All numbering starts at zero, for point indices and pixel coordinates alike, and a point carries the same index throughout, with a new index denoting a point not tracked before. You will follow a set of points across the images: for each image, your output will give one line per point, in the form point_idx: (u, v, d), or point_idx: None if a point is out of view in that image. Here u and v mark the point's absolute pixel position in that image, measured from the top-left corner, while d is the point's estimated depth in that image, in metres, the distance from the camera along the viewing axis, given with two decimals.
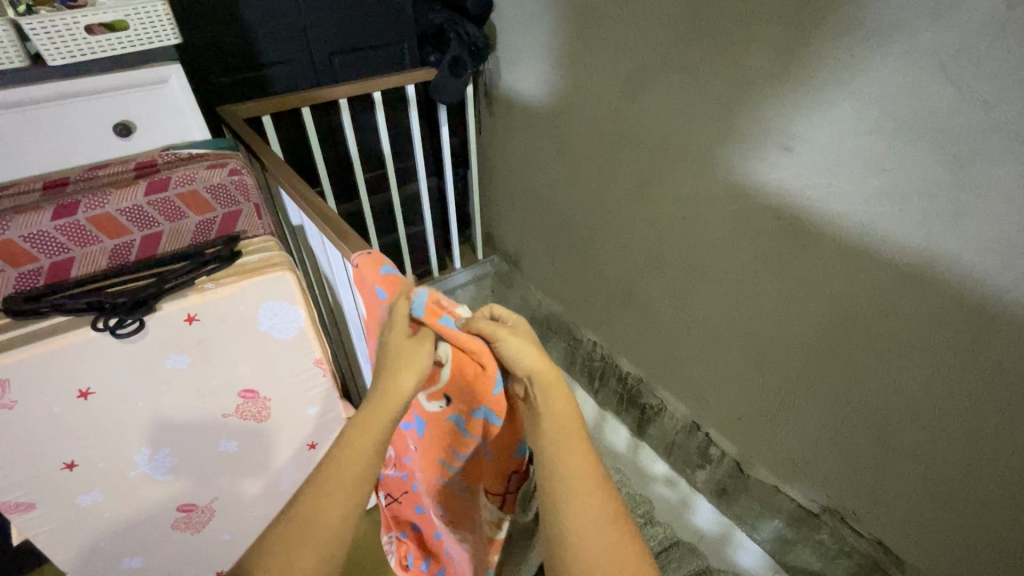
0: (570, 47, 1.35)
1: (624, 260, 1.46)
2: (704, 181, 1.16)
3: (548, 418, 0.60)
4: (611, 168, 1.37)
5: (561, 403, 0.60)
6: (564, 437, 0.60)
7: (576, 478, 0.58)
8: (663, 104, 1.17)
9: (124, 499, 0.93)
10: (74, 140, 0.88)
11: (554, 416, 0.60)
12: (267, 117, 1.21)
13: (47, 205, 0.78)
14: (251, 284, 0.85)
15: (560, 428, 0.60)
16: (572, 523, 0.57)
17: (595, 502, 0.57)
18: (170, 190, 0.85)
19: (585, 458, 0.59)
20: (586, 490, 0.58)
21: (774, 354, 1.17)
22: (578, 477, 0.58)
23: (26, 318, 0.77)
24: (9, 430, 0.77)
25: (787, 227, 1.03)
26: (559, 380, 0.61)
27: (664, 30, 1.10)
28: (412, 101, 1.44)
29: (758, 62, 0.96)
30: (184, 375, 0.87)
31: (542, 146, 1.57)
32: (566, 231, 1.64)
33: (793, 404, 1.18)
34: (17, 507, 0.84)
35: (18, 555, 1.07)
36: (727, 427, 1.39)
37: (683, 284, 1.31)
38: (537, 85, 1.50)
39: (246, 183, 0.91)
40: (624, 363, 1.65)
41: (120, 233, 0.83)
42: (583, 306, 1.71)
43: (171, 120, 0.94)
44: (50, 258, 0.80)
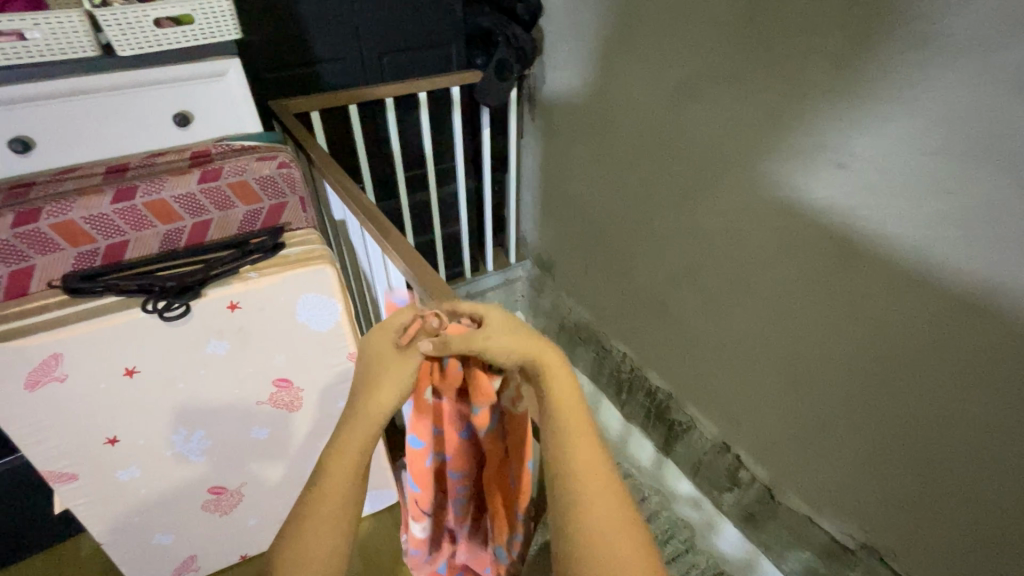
0: (617, 54, 1.33)
1: (660, 272, 1.44)
2: (749, 196, 1.12)
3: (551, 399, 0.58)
4: (651, 177, 1.35)
5: (561, 382, 0.59)
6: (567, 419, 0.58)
7: (585, 467, 0.56)
8: (710, 115, 1.14)
9: (159, 477, 0.95)
10: (135, 128, 0.91)
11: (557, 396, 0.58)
12: (316, 112, 1.24)
13: (108, 189, 0.81)
14: (293, 276, 0.87)
15: (563, 408, 0.58)
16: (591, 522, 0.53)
17: (608, 491, 0.55)
18: (221, 179, 0.87)
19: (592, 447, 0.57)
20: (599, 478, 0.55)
21: (813, 378, 1.13)
22: (590, 464, 0.56)
23: (81, 297, 0.81)
24: (59, 401, 0.81)
25: (837, 247, 0.99)
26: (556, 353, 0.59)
27: (716, 40, 1.08)
28: (456, 102, 1.45)
29: (816, 76, 0.93)
30: (223, 360, 0.89)
31: (583, 153, 1.56)
32: (601, 239, 1.62)
33: (831, 433, 1.13)
34: (61, 476, 0.87)
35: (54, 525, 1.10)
36: (759, 451, 1.34)
37: (720, 300, 1.28)
38: (580, 91, 1.48)
39: (293, 177, 0.93)
40: (654, 377, 1.61)
41: (173, 220, 0.86)
42: (614, 316, 1.69)
43: (227, 113, 0.97)
44: (107, 239, 0.83)
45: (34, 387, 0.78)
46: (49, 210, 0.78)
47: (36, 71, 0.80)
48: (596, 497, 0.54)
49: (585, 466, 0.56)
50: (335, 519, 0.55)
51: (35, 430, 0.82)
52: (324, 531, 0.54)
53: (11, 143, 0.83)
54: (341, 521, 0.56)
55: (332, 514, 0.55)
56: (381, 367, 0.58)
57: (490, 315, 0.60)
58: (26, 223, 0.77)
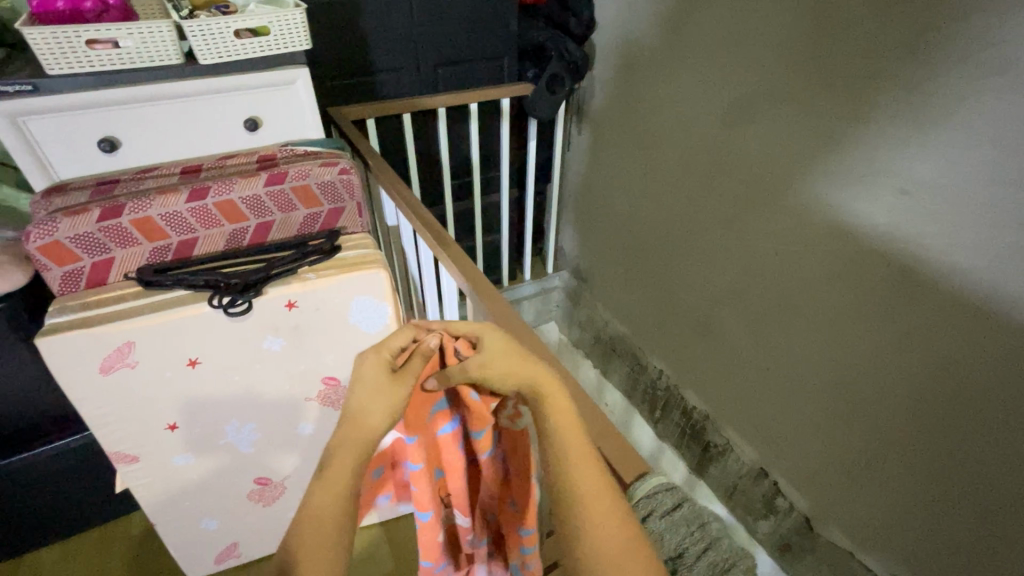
0: (671, 71, 1.32)
1: (703, 290, 1.42)
2: (803, 218, 1.10)
3: (547, 428, 0.49)
4: (699, 195, 1.34)
5: (555, 406, 0.50)
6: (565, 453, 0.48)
7: (593, 513, 0.45)
8: (766, 136, 1.13)
9: (211, 464, 0.99)
10: (207, 131, 0.96)
11: (553, 424, 0.49)
12: (372, 120, 1.28)
13: (183, 189, 0.86)
14: (348, 278, 0.90)
15: (562, 437, 0.49)
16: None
17: (620, 540, 0.44)
18: (286, 183, 0.91)
19: (600, 486, 0.47)
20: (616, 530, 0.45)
21: (862, 409, 1.09)
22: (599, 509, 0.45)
23: (153, 289, 0.85)
24: (129, 386, 0.86)
25: (896, 275, 0.96)
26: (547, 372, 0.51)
27: (776, 60, 1.07)
28: (506, 114, 1.48)
29: (882, 100, 0.91)
30: (278, 356, 0.93)
31: (630, 168, 1.55)
32: (643, 254, 1.61)
33: (880, 467, 1.09)
34: (124, 458, 0.92)
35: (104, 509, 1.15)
36: (800, 479, 1.30)
37: (766, 323, 1.25)
38: (630, 105, 1.49)
39: (352, 183, 0.96)
40: (690, 397, 1.58)
41: (239, 220, 0.91)
42: (652, 332, 1.67)
43: (292, 120, 1.01)
44: (179, 236, 0.88)
45: (108, 372, 0.83)
46: (131, 207, 0.83)
47: (127, 77, 0.86)
48: (611, 552, 0.44)
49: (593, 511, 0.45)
50: (329, 545, 0.52)
51: (106, 412, 0.87)
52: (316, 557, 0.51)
53: (100, 143, 0.89)
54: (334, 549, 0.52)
55: (324, 540, 0.52)
56: (372, 391, 0.53)
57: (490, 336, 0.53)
58: (110, 218, 0.82)
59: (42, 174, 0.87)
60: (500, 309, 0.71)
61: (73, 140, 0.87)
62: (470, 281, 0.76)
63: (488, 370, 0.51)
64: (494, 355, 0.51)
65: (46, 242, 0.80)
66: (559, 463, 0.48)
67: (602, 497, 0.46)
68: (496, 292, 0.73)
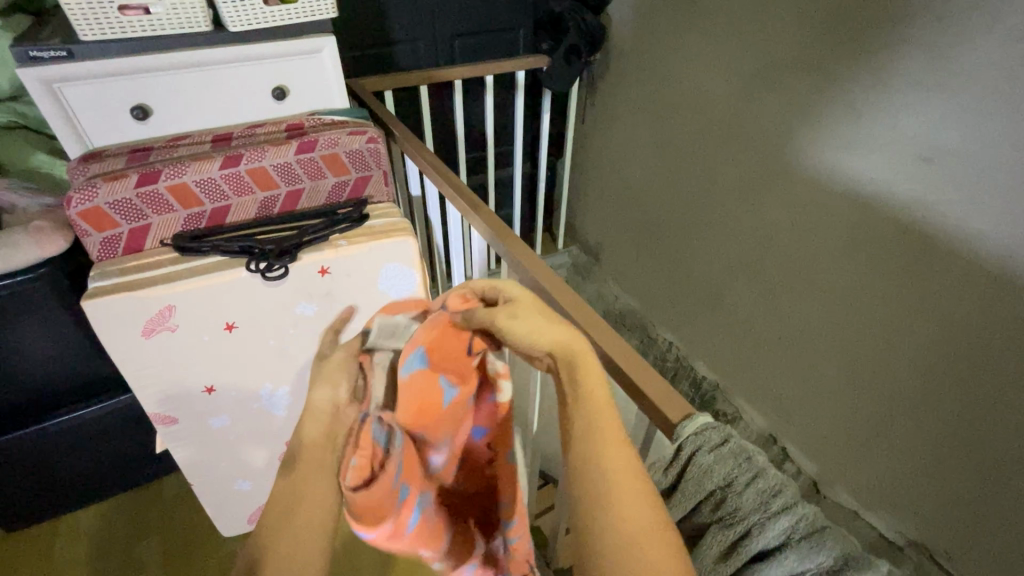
0: (689, 44, 1.33)
1: (717, 262, 1.44)
2: (821, 188, 1.12)
3: (597, 408, 0.45)
4: (715, 167, 1.35)
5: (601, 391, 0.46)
6: (611, 448, 0.43)
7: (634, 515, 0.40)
8: (786, 106, 1.14)
9: (246, 426, 1.03)
10: (235, 100, 0.96)
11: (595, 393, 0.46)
12: (391, 91, 1.28)
13: (216, 155, 0.87)
14: (378, 245, 0.92)
15: (607, 424, 0.44)
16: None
17: (664, 540, 0.39)
18: (316, 151, 0.92)
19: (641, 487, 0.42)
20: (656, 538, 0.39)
21: (873, 374, 1.13)
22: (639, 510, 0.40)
23: (190, 255, 0.87)
24: (169, 349, 0.88)
25: (912, 242, 0.99)
26: (591, 357, 0.48)
27: (798, 30, 1.07)
28: (522, 86, 1.48)
29: (907, 68, 0.93)
30: (310, 321, 0.95)
31: (645, 143, 1.56)
32: (656, 227, 1.63)
33: (890, 428, 1.13)
34: (164, 419, 0.95)
35: (135, 474, 1.18)
36: (808, 443, 1.35)
37: (780, 292, 1.29)
38: (646, 77, 1.49)
39: (380, 152, 0.97)
40: (700, 367, 1.62)
41: (271, 187, 0.92)
42: (664, 305, 1.70)
43: (318, 89, 1.02)
44: (213, 203, 0.89)
45: (149, 335, 0.86)
46: (166, 173, 0.84)
47: (159, 44, 0.86)
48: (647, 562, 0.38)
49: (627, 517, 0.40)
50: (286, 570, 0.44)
51: (146, 375, 0.89)
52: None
53: (132, 110, 0.89)
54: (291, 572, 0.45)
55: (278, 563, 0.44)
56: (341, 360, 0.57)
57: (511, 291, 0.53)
58: (147, 184, 0.83)
59: (77, 141, 0.88)
60: (541, 269, 0.70)
61: (107, 108, 0.88)
62: (502, 239, 0.76)
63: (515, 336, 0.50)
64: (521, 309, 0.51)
65: (86, 208, 0.81)
66: (604, 453, 0.43)
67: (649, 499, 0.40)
68: (535, 254, 0.73)
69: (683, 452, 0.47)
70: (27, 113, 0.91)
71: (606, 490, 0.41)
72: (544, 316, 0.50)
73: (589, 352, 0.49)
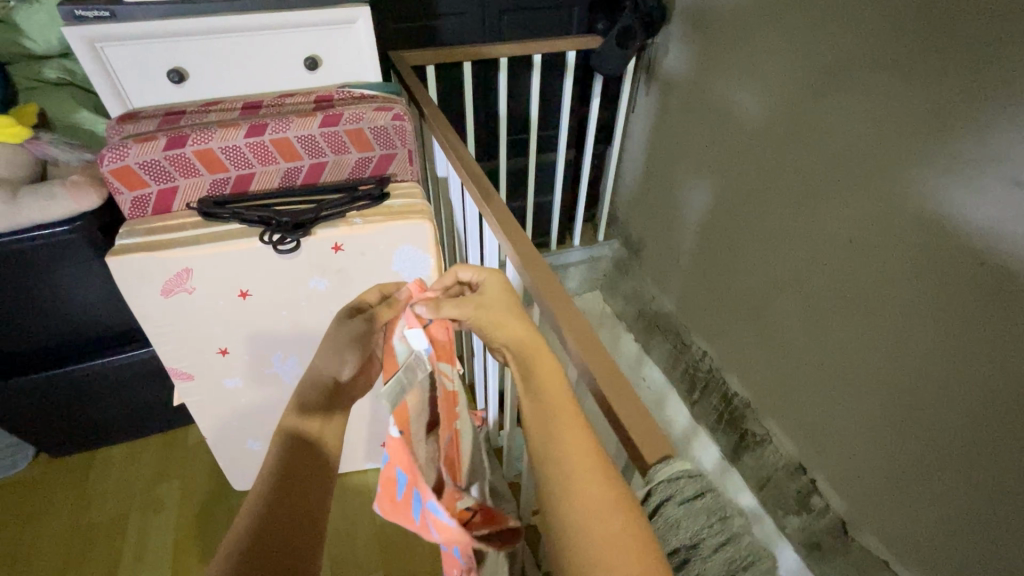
0: (759, 32, 1.20)
1: (762, 273, 1.33)
2: (887, 205, 1.00)
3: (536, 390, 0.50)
4: (771, 170, 1.24)
5: (546, 370, 0.52)
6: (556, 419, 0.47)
7: (590, 491, 0.42)
8: (858, 109, 1.02)
9: (257, 389, 1.06)
10: (268, 67, 0.96)
11: (542, 381, 0.51)
12: (432, 66, 1.25)
13: (242, 124, 0.88)
14: (393, 226, 0.90)
15: (552, 401, 0.49)
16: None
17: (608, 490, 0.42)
18: (340, 125, 0.91)
19: (591, 454, 0.44)
20: (597, 499, 0.41)
21: (922, 418, 1.01)
22: (588, 475, 0.43)
23: (211, 221, 0.89)
24: (186, 309, 0.91)
25: (987, 277, 0.86)
26: (539, 347, 0.55)
27: (883, 22, 0.94)
28: (571, 68, 1.40)
29: (1007, 75, 0.79)
30: (323, 296, 0.95)
31: (699, 138, 1.45)
32: (702, 228, 1.52)
33: (933, 479, 1.01)
34: (180, 374, 0.99)
35: (161, 420, 1.25)
36: (840, 479, 1.24)
37: (828, 315, 1.17)
38: (706, 67, 1.37)
39: (405, 129, 0.95)
40: (733, 382, 1.53)
41: (294, 158, 0.92)
42: (702, 312, 1.61)
43: (352, 61, 1.00)
44: (237, 170, 0.90)
45: (168, 294, 0.89)
46: (193, 138, 0.85)
47: (195, 7, 0.86)
48: (602, 531, 0.40)
49: (584, 490, 0.42)
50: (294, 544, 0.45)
51: (164, 331, 0.93)
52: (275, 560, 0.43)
53: (169, 73, 0.91)
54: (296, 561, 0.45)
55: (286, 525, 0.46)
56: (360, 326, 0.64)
57: (489, 285, 0.62)
58: (174, 147, 0.85)
59: (118, 101, 0.91)
60: (547, 275, 0.65)
61: (145, 69, 0.89)
62: (508, 236, 0.72)
63: (484, 323, 0.58)
64: (491, 301, 0.60)
65: (118, 166, 0.84)
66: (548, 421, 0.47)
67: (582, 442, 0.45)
68: (542, 260, 0.67)
69: (650, 500, 0.43)
70: (76, 71, 0.94)
71: (560, 461, 0.44)
72: (508, 312, 0.58)
73: (544, 347, 0.55)
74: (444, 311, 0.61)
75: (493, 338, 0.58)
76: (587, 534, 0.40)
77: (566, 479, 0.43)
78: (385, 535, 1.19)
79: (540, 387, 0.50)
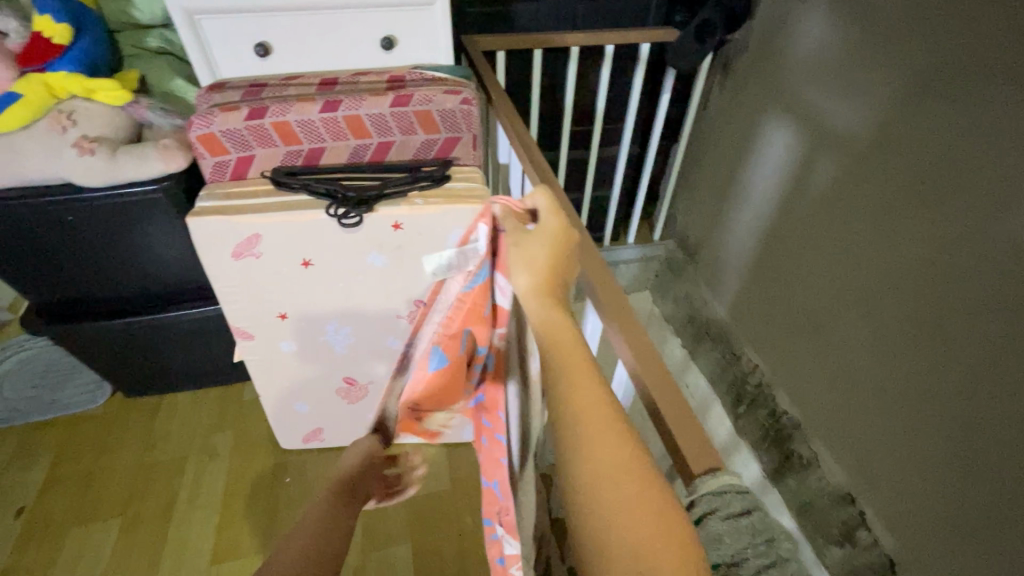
0: (854, 31, 1.11)
1: (828, 289, 1.26)
2: (983, 227, 0.92)
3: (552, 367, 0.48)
4: (851, 181, 1.16)
5: (561, 338, 0.50)
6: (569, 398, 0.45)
7: (603, 467, 0.41)
8: (960, 120, 0.93)
9: (310, 354, 1.11)
10: (346, 46, 0.99)
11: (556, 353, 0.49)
12: (503, 52, 1.24)
13: (319, 99, 0.91)
14: (452, 209, 0.91)
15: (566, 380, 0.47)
16: (616, 556, 0.38)
17: (626, 479, 0.41)
18: (410, 106, 0.92)
19: (606, 426, 0.43)
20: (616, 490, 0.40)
21: (995, 461, 0.93)
22: (604, 444, 0.42)
23: (282, 191, 0.93)
24: (252, 273, 0.96)
25: None
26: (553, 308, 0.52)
27: (999, 26, 0.86)
28: (643, 60, 1.36)
29: None
30: (378, 272, 0.98)
31: (773, 142, 1.38)
32: (766, 237, 1.45)
33: (1000, 529, 0.93)
34: (242, 333, 1.05)
35: (221, 374, 1.34)
36: (892, 515, 1.17)
37: (897, 340, 1.10)
38: (789, 66, 1.30)
39: (472, 114, 0.95)
40: (783, 400, 1.46)
41: (364, 136, 0.95)
42: (757, 324, 1.54)
43: (426, 42, 1.01)
44: (310, 144, 0.94)
45: (238, 257, 0.94)
46: (273, 110, 0.89)
47: None
48: (618, 505, 0.40)
49: (599, 465, 0.41)
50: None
51: (231, 292, 0.99)
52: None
53: (256, 47, 0.95)
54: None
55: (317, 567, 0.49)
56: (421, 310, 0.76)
57: (547, 220, 0.61)
58: (255, 118, 0.89)
59: (208, 71, 0.96)
60: (602, 276, 0.62)
61: (235, 42, 0.94)
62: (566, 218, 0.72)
63: (514, 258, 0.58)
64: (536, 238, 0.59)
65: (204, 133, 0.89)
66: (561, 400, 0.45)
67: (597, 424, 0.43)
68: (599, 258, 0.65)
69: (693, 510, 0.41)
70: (176, 41, 1.00)
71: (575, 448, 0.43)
72: (545, 255, 0.57)
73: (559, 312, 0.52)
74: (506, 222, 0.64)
75: (516, 272, 0.57)
76: (603, 512, 0.40)
77: (580, 453, 0.42)
78: (416, 509, 1.23)
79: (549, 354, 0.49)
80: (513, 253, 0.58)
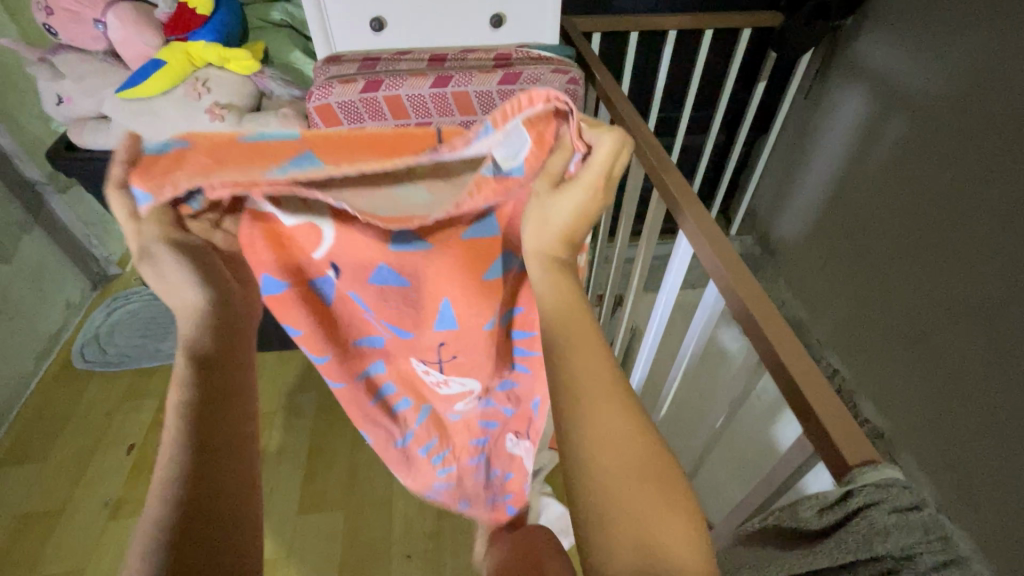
0: (990, 20, 1.03)
1: (932, 298, 1.21)
2: None
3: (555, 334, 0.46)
4: (972, 186, 1.10)
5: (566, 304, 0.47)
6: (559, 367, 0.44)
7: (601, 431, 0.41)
8: None
9: None
10: (456, 22, 1.00)
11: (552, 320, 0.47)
12: (601, 34, 1.22)
13: (430, 74, 0.92)
14: None
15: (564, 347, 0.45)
16: (610, 520, 0.38)
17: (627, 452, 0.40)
18: (518, 84, 0.93)
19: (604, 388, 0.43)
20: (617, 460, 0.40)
21: None
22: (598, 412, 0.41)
23: None
24: None
25: None
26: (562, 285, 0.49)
27: None
28: (743, 46, 1.30)
29: None
30: None
31: (879, 137, 1.31)
32: (861, 238, 1.40)
33: None
34: None
35: (309, 337, 1.41)
36: (987, 538, 1.12)
37: (1013, 358, 1.04)
38: (906, 56, 1.22)
39: (577, 95, 0.95)
40: (867, 409, 1.42)
41: (469, 113, 0.96)
42: (842, 328, 1.49)
43: (533, 21, 1.01)
44: (417, 119, 0.96)
45: None
46: (387, 83, 0.91)
47: None
48: (622, 467, 0.39)
49: (599, 429, 0.41)
50: (241, 484, 0.41)
51: None
52: (226, 488, 0.40)
53: (371, 22, 0.98)
54: (250, 517, 0.40)
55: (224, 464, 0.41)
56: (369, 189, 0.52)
57: (588, 172, 0.48)
58: (369, 91, 0.92)
59: (325, 43, 1.00)
60: (697, 210, 0.64)
61: (352, 17, 0.97)
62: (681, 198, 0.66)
63: (534, 210, 0.50)
64: (560, 202, 0.49)
65: (321, 104, 0.92)
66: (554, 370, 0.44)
67: (603, 391, 0.42)
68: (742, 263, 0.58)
69: (851, 501, 0.41)
70: (295, 15, 1.05)
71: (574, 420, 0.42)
72: (565, 225, 0.50)
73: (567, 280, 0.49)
74: (550, 157, 0.49)
75: (530, 235, 0.51)
76: (597, 469, 0.40)
77: (578, 410, 0.42)
78: None
79: (558, 327, 0.46)
80: (531, 206, 0.51)
